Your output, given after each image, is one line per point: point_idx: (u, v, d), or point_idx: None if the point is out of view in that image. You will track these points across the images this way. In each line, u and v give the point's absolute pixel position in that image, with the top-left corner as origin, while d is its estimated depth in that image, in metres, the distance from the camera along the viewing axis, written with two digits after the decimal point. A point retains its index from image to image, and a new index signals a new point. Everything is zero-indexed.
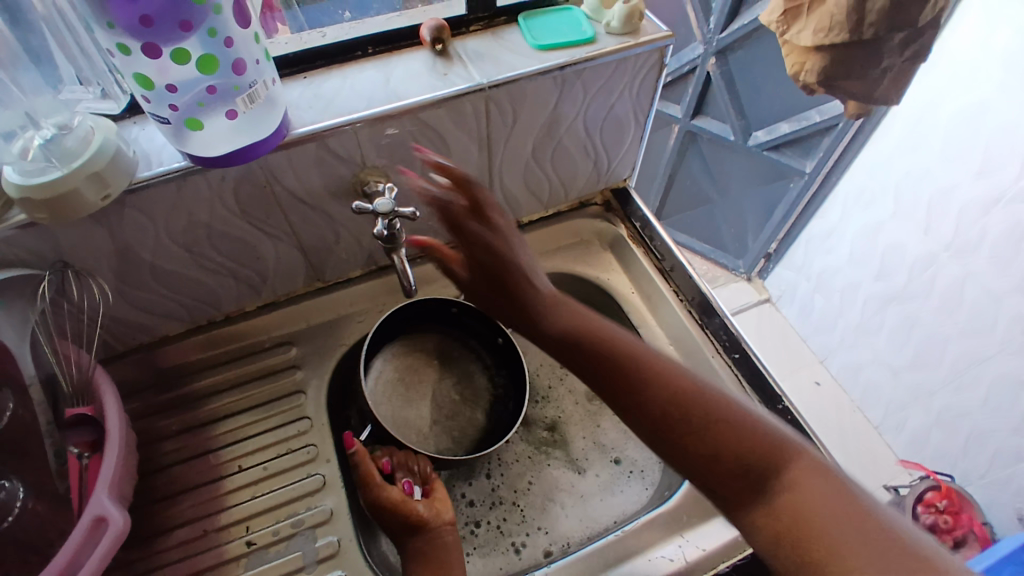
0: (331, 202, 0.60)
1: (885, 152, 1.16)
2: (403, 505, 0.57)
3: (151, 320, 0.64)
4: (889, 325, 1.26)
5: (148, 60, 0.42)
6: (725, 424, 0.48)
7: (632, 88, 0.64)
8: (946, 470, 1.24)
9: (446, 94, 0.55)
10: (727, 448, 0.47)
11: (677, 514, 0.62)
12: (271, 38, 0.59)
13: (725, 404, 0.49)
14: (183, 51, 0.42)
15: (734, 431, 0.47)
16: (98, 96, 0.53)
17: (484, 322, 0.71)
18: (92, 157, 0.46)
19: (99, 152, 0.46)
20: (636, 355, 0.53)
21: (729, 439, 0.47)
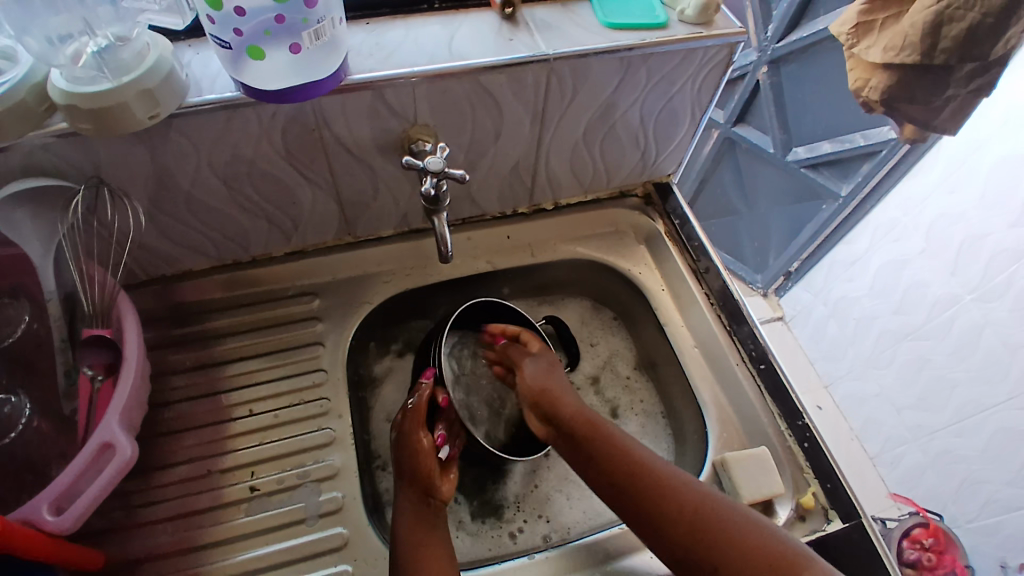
0: (377, 155, 0.58)
1: (921, 187, 1.14)
2: (418, 452, 0.58)
3: (177, 252, 0.62)
4: (899, 361, 1.25)
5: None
6: (730, 518, 0.48)
7: (695, 81, 0.63)
8: (934, 511, 1.23)
9: (509, 60, 0.54)
10: (743, 546, 0.46)
11: None
12: None
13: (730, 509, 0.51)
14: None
15: (736, 523, 0.48)
16: (163, 10, 0.52)
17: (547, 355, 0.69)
18: (146, 74, 0.44)
19: (153, 69, 0.45)
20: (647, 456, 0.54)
21: (737, 535, 0.47)
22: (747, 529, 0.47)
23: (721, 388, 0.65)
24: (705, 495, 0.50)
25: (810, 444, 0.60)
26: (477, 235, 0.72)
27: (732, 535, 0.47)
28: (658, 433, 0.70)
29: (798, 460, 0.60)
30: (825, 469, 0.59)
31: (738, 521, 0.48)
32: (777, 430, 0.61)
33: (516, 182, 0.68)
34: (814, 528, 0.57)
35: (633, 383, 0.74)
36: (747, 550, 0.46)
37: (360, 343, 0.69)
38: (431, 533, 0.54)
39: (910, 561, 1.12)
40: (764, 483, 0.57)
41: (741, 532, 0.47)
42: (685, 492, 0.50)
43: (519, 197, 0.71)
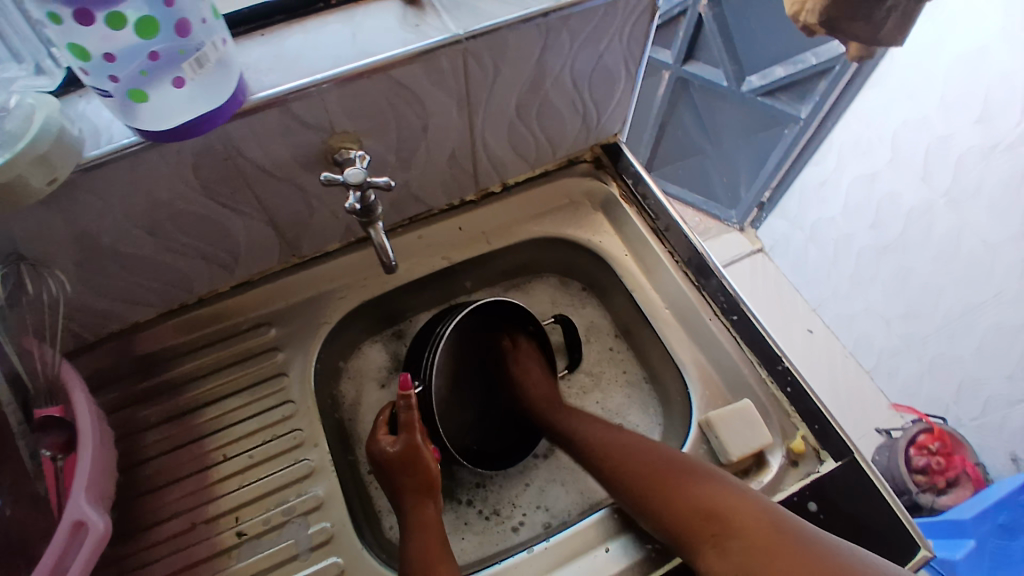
0: (302, 172, 0.56)
1: (883, 95, 1.10)
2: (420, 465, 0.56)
3: (121, 307, 0.60)
4: (883, 275, 1.23)
5: (81, 28, 0.38)
6: (688, 485, 0.50)
7: (622, 35, 0.59)
8: (938, 416, 1.23)
9: (419, 49, 0.50)
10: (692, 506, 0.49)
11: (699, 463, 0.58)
12: None
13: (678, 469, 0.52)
14: (117, 14, 0.38)
15: (693, 487, 0.50)
16: (32, 71, 0.47)
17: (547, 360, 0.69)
18: (35, 139, 0.41)
19: (41, 133, 0.41)
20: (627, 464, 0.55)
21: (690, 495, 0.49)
22: (704, 489, 0.49)
23: (699, 348, 0.63)
24: (670, 467, 0.52)
25: (793, 388, 0.59)
26: (429, 232, 0.69)
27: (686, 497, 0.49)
28: (645, 401, 0.69)
29: (783, 406, 0.59)
30: (811, 411, 0.58)
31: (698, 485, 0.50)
32: (759, 378, 0.60)
33: (457, 170, 0.65)
34: (808, 472, 0.56)
35: (618, 353, 0.72)
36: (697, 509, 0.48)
37: (328, 364, 0.67)
38: (443, 549, 0.52)
39: (920, 468, 1.14)
40: (752, 437, 0.56)
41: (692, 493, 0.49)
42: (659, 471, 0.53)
43: (463, 186, 0.68)
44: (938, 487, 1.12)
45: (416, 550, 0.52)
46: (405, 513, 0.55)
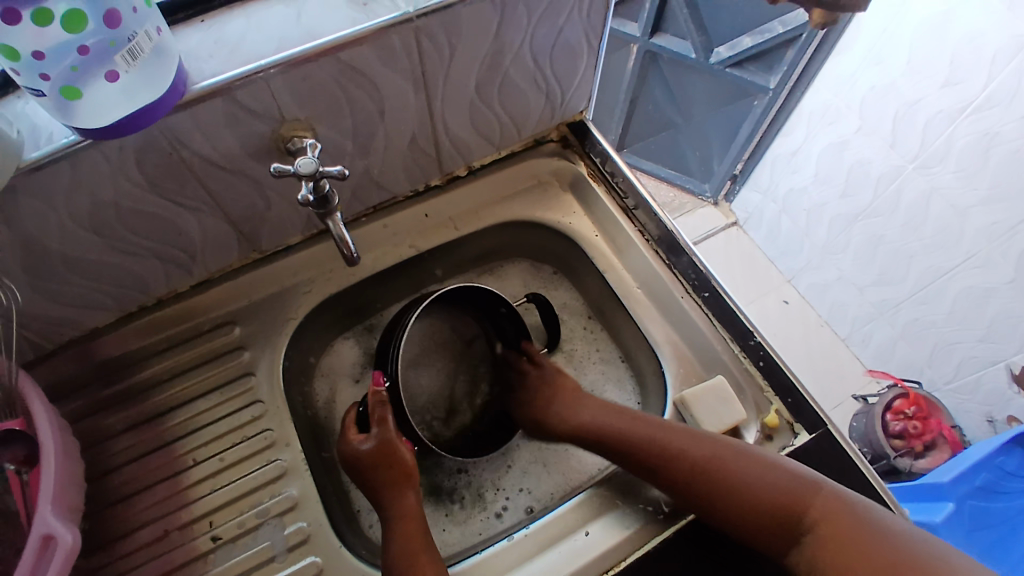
0: (254, 163, 0.53)
1: (850, 61, 1.09)
2: (391, 454, 0.56)
3: (76, 314, 0.57)
4: (854, 243, 1.23)
5: (8, 28, 0.35)
6: (753, 477, 0.49)
7: (582, 8, 0.58)
8: (912, 379, 1.25)
9: (368, 28, 0.48)
10: (764, 503, 0.47)
11: None
12: None
13: (746, 459, 0.50)
14: (44, 9, 0.35)
15: (756, 478, 0.49)
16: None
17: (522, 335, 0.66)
18: None
19: None
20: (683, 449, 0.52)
21: (760, 493, 0.48)
22: (769, 480, 0.48)
23: (672, 326, 0.63)
24: (732, 459, 0.50)
25: (765, 362, 0.59)
26: (393, 220, 0.67)
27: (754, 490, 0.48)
28: (621, 377, 0.69)
29: (757, 381, 0.59)
30: (784, 385, 0.58)
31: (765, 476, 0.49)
32: (732, 354, 0.60)
33: (420, 155, 0.63)
34: (783, 445, 0.56)
35: (595, 325, 0.72)
36: (768, 506, 0.47)
37: (296, 361, 0.65)
38: (426, 540, 0.52)
39: (897, 433, 1.16)
40: (725, 412, 0.56)
41: (763, 488, 0.48)
42: (709, 464, 0.51)
43: (427, 171, 0.66)
44: (915, 450, 1.14)
45: (398, 542, 0.51)
46: (385, 505, 0.54)
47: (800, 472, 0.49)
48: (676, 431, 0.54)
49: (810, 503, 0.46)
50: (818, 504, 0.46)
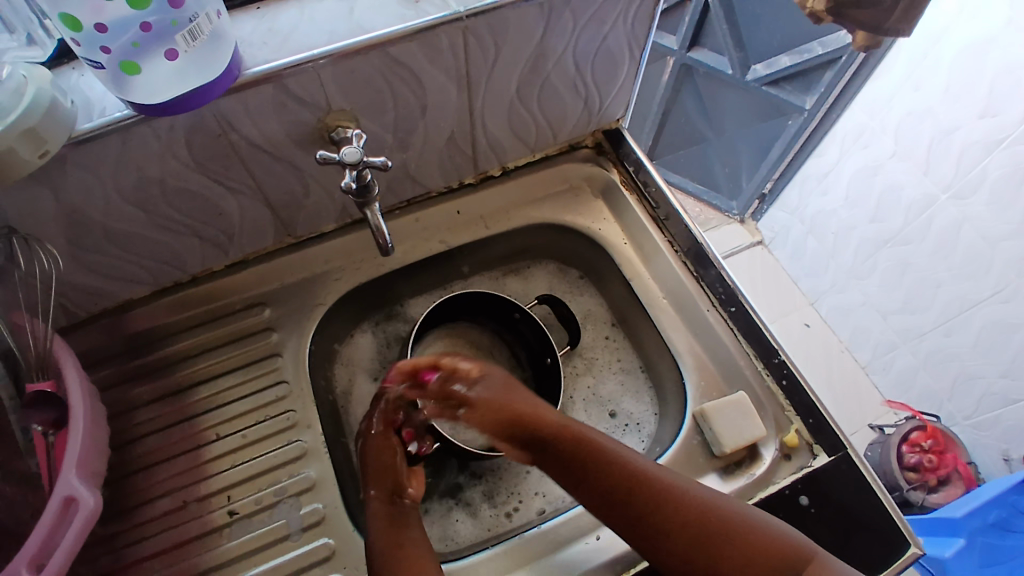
0: (295, 150, 0.55)
1: (888, 85, 1.08)
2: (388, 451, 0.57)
3: (113, 284, 0.59)
4: (880, 269, 1.22)
5: None
6: (748, 534, 0.47)
7: (626, 17, 0.59)
8: (931, 411, 1.23)
9: (418, 25, 0.50)
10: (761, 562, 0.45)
11: (693, 452, 0.58)
12: None
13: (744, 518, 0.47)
14: None
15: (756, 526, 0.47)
16: (24, 43, 0.47)
17: (540, 337, 0.66)
18: (24, 114, 0.40)
19: (32, 106, 0.41)
20: (670, 499, 0.48)
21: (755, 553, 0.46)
22: (766, 540, 0.46)
23: (696, 338, 0.63)
24: (729, 521, 0.47)
25: (788, 380, 0.59)
26: (425, 215, 0.67)
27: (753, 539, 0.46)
28: (640, 389, 0.68)
29: (778, 399, 0.59)
30: (806, 404, 0.58)
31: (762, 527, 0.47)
32: (754, 370, 0.60)
33: (456, 153, 0.64)
34: (801, 465, 0.56)
35: (615, 334, 0.71)
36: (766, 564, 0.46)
37: (323, 346, 0.66)
38: (417, 544, 0.51)
39: (912, 465, 1.15)
40: (745, 427, 0.56)
41: (761, 543, 0.46)
42: (701, 517, 0.47)
43: (461, 168, 0.67)
44: (929, 484, 1.13)
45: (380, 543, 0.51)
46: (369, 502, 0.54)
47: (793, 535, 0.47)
48: (663, 476, 0.49)
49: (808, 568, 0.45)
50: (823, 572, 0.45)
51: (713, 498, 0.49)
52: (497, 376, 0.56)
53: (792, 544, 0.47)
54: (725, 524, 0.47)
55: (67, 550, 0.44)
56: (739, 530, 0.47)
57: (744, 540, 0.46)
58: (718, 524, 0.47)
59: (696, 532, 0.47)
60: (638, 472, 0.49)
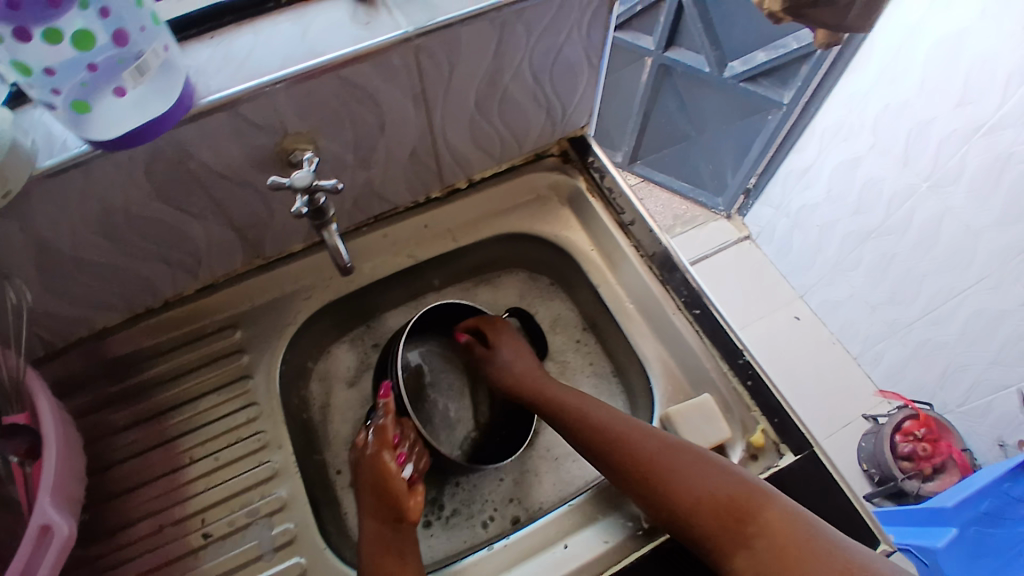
0: (257, 174, 0.55)
1: (864, 78, 1.08)
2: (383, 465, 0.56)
3: (86, 313, 0.60)
4: (867, 261, 1.22)
5: (19, 45, 0.37)
6: (697, 471, 0.51)
7: (581, 27, 0.59)
8: (923, 401, 1.23)
9: (368, 46, 0.50)
10: (703, 496, 0.49)
11: None
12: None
13: (696, 457, 0.52)
14: (53, 30, 0.38)
15: (714, 472, 0.50)
16: None
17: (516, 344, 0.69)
18: None
19: None
20: (629, 442, 0.55)
21: (702, 490, 0.49)
22: (712, 477, 0.50)
23: (663, 342, 0.64)
24: (678, 458, 0.52)
25: (754, 381, 0.59)
26: (394, 230, 0.68)
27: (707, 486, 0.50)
28: (612, 391, 0.70)
29: (744, 400, 0.60)
30: (772, 405, 0.58)
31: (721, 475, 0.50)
32: (720, 371, 0.60)
33: (421, 168, 0.65)
34: (767, 466, 0.57)
35: (586, 338, 0.73)
36: (708, 499, 0.49)
37: (294, 364, 0.67)
38: (399, 555, 0.52)
39: (905, 455, 1.14)
40: (708, 431, 0.57)
41: (709, 482, 0.50)
42: (653, 457, 0.53)
43: (428, 183, 0.67)
44: (924, 473, 1.13)
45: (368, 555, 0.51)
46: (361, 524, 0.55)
47: (744, 476, 0.50)
48: (630, 423, 0.57)
49: (748, 504, 0.48)
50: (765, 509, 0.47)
51: (672, 441, 0.54)
52: (510, 346, 0.68)
53: (740, 483, 0.49)
54: (675, 462, 0.52)
55: None
56: (689, 468, 0.51)
57: (692, 477, 0.50)
58: (668, 463, 0.52)
59: (648, 470, 0.52)
60: (607, 420, 0.57)
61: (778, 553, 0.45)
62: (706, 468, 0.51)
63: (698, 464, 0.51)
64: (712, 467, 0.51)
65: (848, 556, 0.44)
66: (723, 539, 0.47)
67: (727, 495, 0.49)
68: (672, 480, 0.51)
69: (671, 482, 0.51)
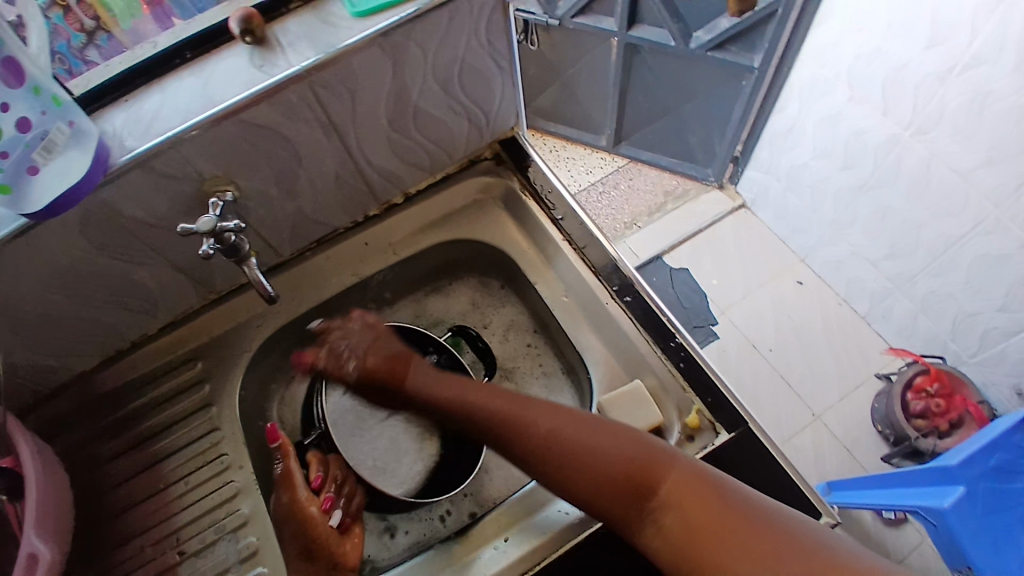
0: (186, 218, 0.60)
1: (833, 31, 1.04)
2: (308, 523, 0.61)
3: (64, 361, 0.65)
4: (863, 216, 1.17)
5: None
6: (603, 450, 0.50)
7: (478, 33, 0.59)
8: (936, 354, 1.18)
9: (261, 90, 0.53)
10: (613, 480, 0.49)
11: None
12: (107, 61, 0.57)
13: (598, 432, 0.51)
14: None
15: (609, 448, 0.50)
16: None
17: (458, 370, 0.70)
18: None
19: None
20: (529, 430, 0.54)
21: (610, 467, 0.49)
22: (617, 458, 0.49)
23: (601, 335, 0.65)
24: (581, 442, 0.51)
25: (686, 362, 0.59)
26: (336, 251, 0.72)
27: (605, 466, 0.49)
28: (560, 388, 0.73)
29: (679, 381, 0.59)
30: (705, 384, 0.58)
31: (615, 450, 0.50)
32: (655, 357, 0.60)
33: (351, 189, 0.68)
34: (703, 445, 0.56)
35: (538, 342, 0.76)
36: (618, 479, 0.48)
37: (257, 389, 0.72)
38: None
39: (919, 412, 1.12)
40: (640, 415, 0.58)
41: (614, 461, 0.49)
42: (555, 444, 0.52)
43: (363, 202, 0.70)
44: (940, 429, 1.11)
45: None
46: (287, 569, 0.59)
47: (648, 444, 0.50)
48: (527, 410, 0.55)
49: (655, 476, 0.48)
50: (669, 478, 0.47)
51: (571, 421, 0.53)
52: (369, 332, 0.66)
53: (644, 454, 0.49)
54: (579, 445, 0.51)
55: None
56: (590, 449, 0.50)
57: (596, 457, 0.50)
58: (572, 445, 0.51)
59: (552, 461, 0.51)
60: (503, 405, 0.56)
61: (686, 521, 0.45)
62: (611, 444, 0.50)
63: (599, 441, 0.51)
64: (618, 442, 0.50)
65: (762, 512, 0.44)
66: (636, 516, 0.47)
67: (635, 471, 0.48)
68: (578, 469, 0.50)
69: (577, 472, 0.50)
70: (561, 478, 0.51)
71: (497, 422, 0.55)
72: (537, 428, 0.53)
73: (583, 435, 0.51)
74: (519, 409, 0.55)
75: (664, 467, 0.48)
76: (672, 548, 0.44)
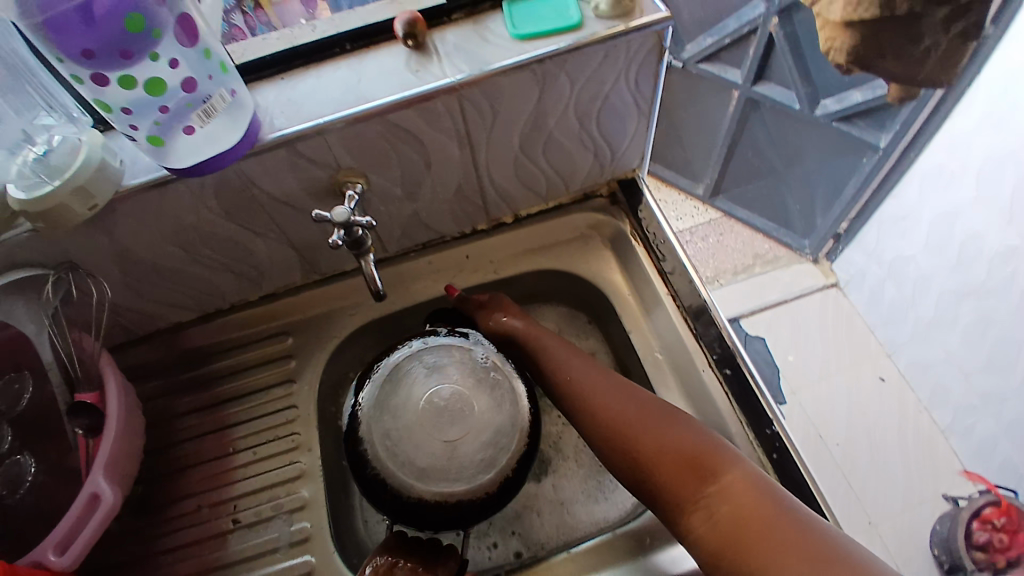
0: (311, 202, 0.61)
1: (966, 128, 0.99)
2: None
3: (164, 309, 0.68)
4: (963, 323, 1.10)
5: (100, 89, 0.44)
6: (667, 431, 0.53)
7: (629, 75, 0.59)
8: (1010, 486, 1.09)
9: (412, 95, 0.53)
10: (672, 458, 0.51)
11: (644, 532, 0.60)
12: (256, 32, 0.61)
13: (667, 415, 0.54)
14: (128, 77, 0.44)
15: (670, 432, 0.52)
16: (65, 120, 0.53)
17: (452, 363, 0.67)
18: (77, 170, 0.49)
19: (84, 163, 0.49)
20: (601, 401, 0.57)
21: (671, 447, 0.52)
22: (679, 440, 0.52)
23: (691, 402, 0.63)
24: (649, 420, 0.54)
25: (779, 454, 0.57)
26: (439, 258, 0.73)
27: (665, 445, 0.52)
28: None
29: (767, 472, 0.57)
30: (796, 482, 0.55)
31: (676, 432, 0.52)
32: (745, 439, 0.59)
33: (465, 202, 0.68)
34: None
35: None
36: (676, 459, 0.51)
37: (334, 375, 0.72)
38: None
39: (980, 544, 1.07)
40: None
41: (676, 441, 0.52)
42: (623, 419, 0.55)
43: (474, 216, 0.71)
44: (997, 565, 1.05)
45: None
46: None
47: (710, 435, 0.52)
48: (603, 382, 0.59)
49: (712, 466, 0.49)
50: (725, 472, 0.49)
51: (642, 401, 0.56)
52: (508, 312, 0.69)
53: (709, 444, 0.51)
54: (646, 423, 0.54)
55: (88, 534, 0.54)
56: (655, 427, 0.53)
57: (660, 436, 0.53)
58: (637, 422, 0.54)
59: (617, 431, 0.55)
60: (583, 372, 0.60)
61: (734, 509, 0.46)
62: (678, 428, 0.53)
63: (666, 422, 0.54)
64: (684, 428, 0.53)
65: (811, 524, 0.44)
66: (684, 495, 0.49)
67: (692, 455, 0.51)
68: (641, 443, 0.53)
69: (638, 446, 0.53)
70: (622, 448, 0.54)
71: (575, 386, 0.60)
72: (609, 400, 0.57)
73: (653, 414, 0.55)
74: (596, 376, 0.59)
75: (723, 459, 0.50)
76: (716, 530, 0.46)
